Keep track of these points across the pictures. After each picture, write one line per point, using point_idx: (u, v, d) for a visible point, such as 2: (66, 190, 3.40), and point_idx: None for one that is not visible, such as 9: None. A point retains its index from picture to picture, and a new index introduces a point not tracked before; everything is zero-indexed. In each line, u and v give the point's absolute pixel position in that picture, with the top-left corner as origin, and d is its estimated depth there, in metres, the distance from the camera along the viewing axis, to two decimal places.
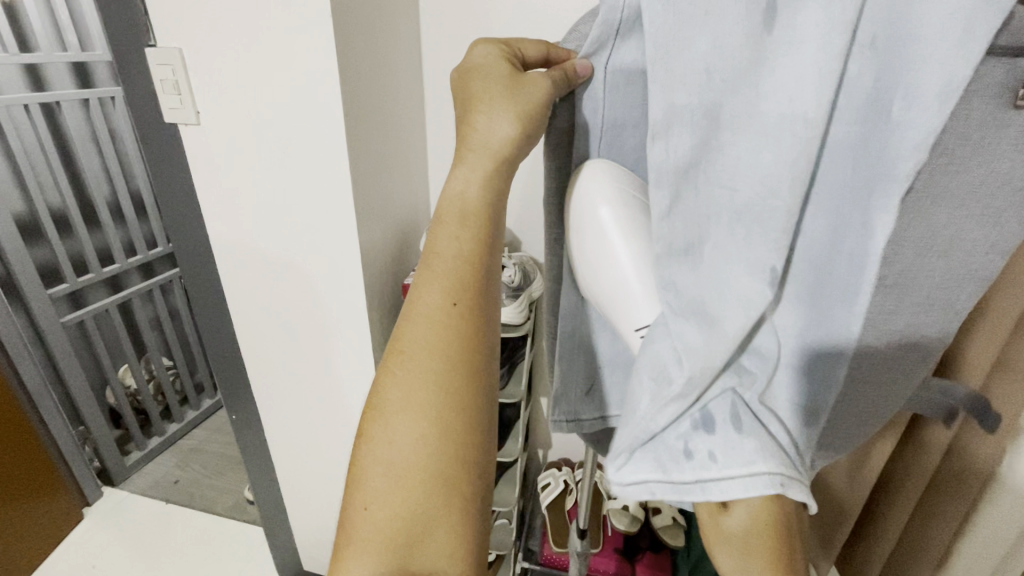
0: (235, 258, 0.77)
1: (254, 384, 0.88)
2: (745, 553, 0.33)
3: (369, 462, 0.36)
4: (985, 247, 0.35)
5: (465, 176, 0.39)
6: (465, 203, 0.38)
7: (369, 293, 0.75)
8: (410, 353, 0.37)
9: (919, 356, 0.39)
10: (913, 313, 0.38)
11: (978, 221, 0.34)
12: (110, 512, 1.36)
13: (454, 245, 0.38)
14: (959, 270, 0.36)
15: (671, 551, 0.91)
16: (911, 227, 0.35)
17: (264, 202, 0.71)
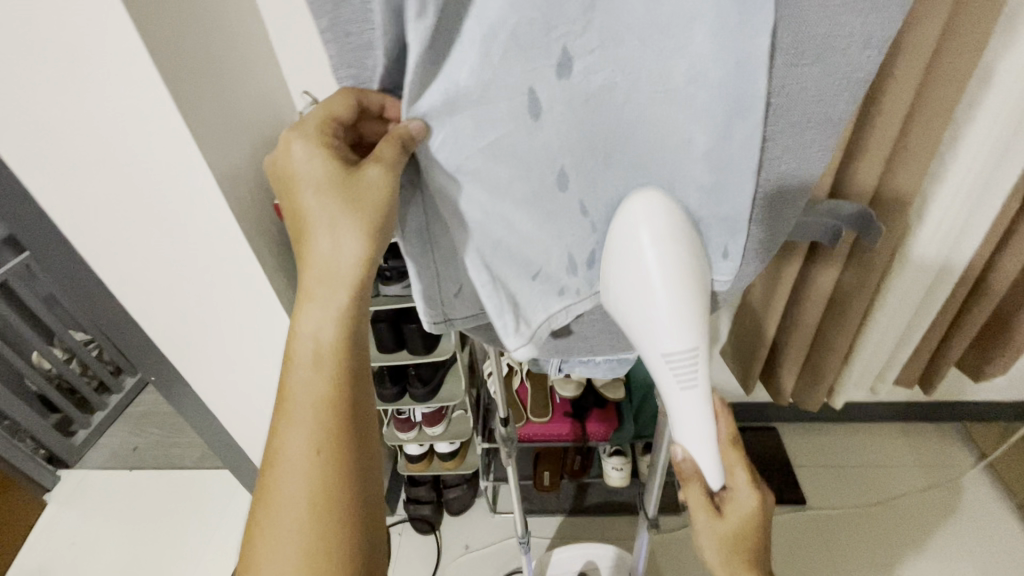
0: (78, 211, 0.67)
1: (160, 341, 0.82)
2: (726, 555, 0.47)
3: (275, 458, 0.39)
4: (862, 44, 0.30)
5: (328, 239, 0.38)
6: (327, 261, 0.38)
7: (244, 224, 0.67)
8: (293, 403, 0.38)
9: (794, 184, 0.36)
10: (794, 134, 0.34)
11: (854, 9, 0.29)
12: (75, 492, 1.34)
13: (333, 255, 0.38)
14: (835, 75, 0.31)
15: (613, 403, 0.98)
16: (782, 32, 0.30)
17: (78, 141, 0.59)
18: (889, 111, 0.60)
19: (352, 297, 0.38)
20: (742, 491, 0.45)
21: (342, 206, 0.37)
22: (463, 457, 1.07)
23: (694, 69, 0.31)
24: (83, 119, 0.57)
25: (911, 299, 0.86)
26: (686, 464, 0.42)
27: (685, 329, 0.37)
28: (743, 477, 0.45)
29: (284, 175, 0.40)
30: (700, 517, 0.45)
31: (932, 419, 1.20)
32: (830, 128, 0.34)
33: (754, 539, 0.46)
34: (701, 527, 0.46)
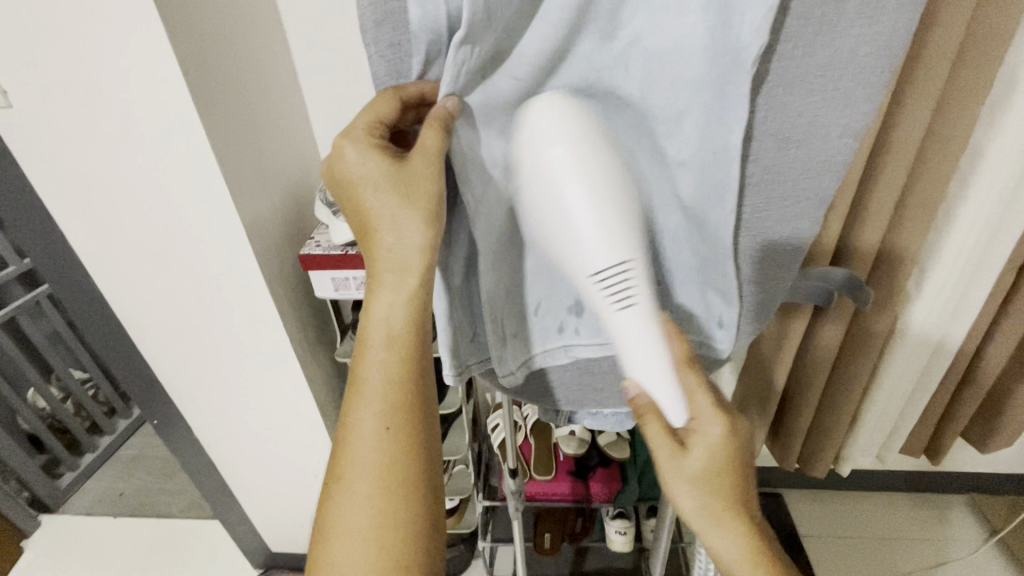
0: (109, 252, 0.69)
1: (169, 383, 0.83)
2: (697, 488, 0.42)
3: (346, 438, 0.38)
4: (840, 131, 0.34)
5: (393, 227, 0.36)
6: (397, 248, 0.36)
7: (267, 272, 0.70)
8: (365, 386, 0.37)
9: (789, 251, 0.38)
10: (783, 208, 0.37)
11: (830, 103, 0.33)
12: (54, 539, 1.29)
13: (398, 247, 0.36)
14: (819, 157, 0.35)
15: (618, 463, 0.96)
16: (769, 118, 0.34)
17: (120, 190, 0.63)
18: (887, 182, 0.65)
19: (421, 281, 0.36)
20: (706, 420, 0.40)
21: (405, 203, 0.35)
22: (462, 515, 1.04)
23: (680, 151, 0.34)
24: (130, 168, 0.61)
25: (915, 366, 0.87)
26: (641, 396, 0.38)
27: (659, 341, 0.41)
28: (706, 402, 0.39)
29: (339, 179, 0.38)
30: (661, 453, 0.41)
31: (940, 488, 1.18)
32: (818, 203, 0.37)
33: (727, 470, 0.42)
34: (663, 464, 0.42)
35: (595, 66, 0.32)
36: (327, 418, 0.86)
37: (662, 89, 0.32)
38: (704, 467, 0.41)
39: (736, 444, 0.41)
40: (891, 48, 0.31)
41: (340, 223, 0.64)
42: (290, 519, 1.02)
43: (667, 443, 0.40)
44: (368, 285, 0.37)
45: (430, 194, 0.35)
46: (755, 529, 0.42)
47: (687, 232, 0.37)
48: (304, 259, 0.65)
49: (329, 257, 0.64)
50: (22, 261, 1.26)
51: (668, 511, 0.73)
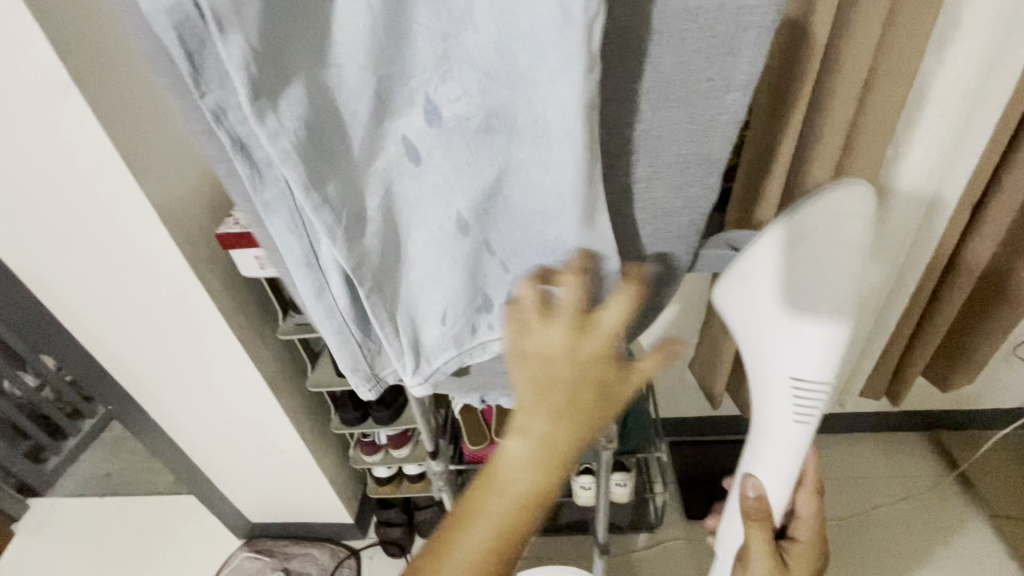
0: (22, 248, 0.66)
1: (114, 372, 0.82)
2: None
3: (465, 534, 0.36)
4: (726, 86, 0.31)
5: (551, 429, 0.35)
6: (551, 425, 0.35)
7: (189, 256, 0.67)
8: (479, 532, 0.36)
9: (685, 218, 0.37)
10: (671, 174, 0.34)
11: (711, 54, 0.29)
12: (45, 519, 1.32)
13: (554, 414, 0.35)
14: (704, 115, 0.32)
15: None
16: (640, 77, 0.30)
17: (14, 182, 0.59)
18: (834, 122, 0.62)
19: (562, 464, 0.36)
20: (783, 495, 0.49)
21: (573, 360, 0.35)
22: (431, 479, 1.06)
23: (543, 120, 0.31)
24: (17, 160, 0.57)
25: (870, 304, 0.87)
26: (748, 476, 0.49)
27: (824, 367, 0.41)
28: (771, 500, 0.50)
29: (520, 321, 0.36)
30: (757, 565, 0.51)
31: (906, 428, 1.19)
32: (709, 165, 0.34)
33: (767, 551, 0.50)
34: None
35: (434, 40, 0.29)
36: (280, 397, 0.86)
37: (518, 41, 0.28)
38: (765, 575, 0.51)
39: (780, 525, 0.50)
40: None
41: None
42: (263, 491, 1.04)
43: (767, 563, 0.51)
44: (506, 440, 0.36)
45: (602, 380, 0.36)
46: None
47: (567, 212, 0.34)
48: (223, 238, 0.62)
49: (248, 236, 0.62)
50: None
51: (601, 488, 0.70)
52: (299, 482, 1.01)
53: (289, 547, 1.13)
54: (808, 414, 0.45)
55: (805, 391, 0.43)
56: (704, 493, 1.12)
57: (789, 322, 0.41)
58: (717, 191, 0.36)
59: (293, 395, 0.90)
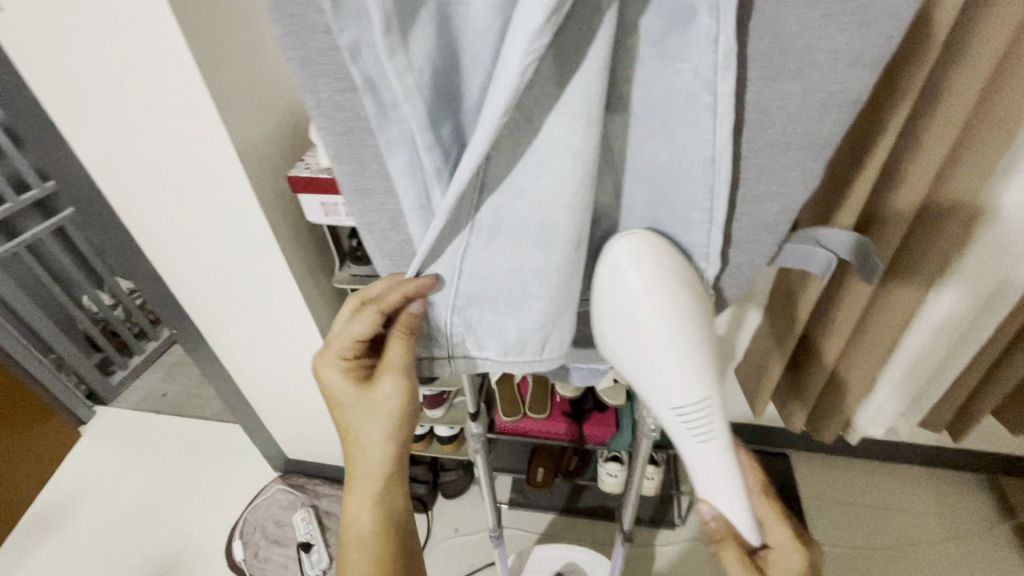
0: (111, 172, 0.70)
1: (182, 299, 0.87)
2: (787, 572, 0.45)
3: (357, 472, 0.52)
4: (849, 60, 0.28)
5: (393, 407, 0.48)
6: (390, 406, 0.48)
7: (260, 195, 0.70)
8: (364, 480, 0.51)
9: (779, 207, 0.35)
10: (772, 154, 0.32)
11: (839, 22, 0.27)
12: (107, 427, 1.44)
13: (394, 399, 0.48)
14: (818, 92, 0.30)
15: (614, 408, 0.96)
16: (754, 41, 0.29)
17: (113, 105, 0.62)
18: (938, 133, 0.56)
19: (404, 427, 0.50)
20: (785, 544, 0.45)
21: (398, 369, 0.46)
22: (460, 444, 1.08)
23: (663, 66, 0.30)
24: (117, 83, 0.60)
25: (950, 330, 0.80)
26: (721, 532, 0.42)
27: (690, 383, 0.36)
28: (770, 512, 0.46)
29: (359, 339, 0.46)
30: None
31: (961, 467, 1.12)
32: (815, 148, 0.32)
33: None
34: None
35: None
36: None
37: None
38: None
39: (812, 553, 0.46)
40: None
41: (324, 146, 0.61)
42: (302, 430, 1.10)
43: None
44: (360, 421, 0.49)
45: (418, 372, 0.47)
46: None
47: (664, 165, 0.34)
48: (292, 182, 0.64)
49: (317, 181, 0.63)
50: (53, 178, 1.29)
51: (635, 478, 0.69)
52: (336, 427, 1.06)
53: (320, 486, 1.19)
54: (702, 433, 0.37)
55: (677, 426, 0.38)
56: None
57: (635, 358, 0.37)
58: (818, 179, 0.34)
59: None
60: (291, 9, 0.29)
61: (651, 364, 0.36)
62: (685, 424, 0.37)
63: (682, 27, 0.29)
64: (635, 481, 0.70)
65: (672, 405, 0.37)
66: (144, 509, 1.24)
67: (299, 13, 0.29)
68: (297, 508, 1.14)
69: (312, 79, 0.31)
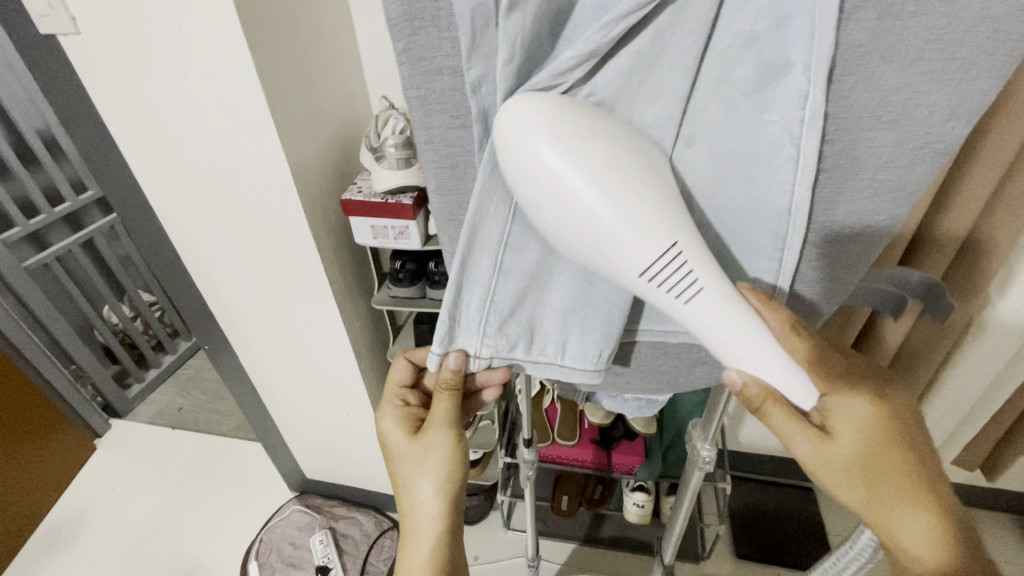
0: (166, 188, 0.71)
1: (219, 315, 0.87)
2: (863, 462, 0.39)
3: (411, 531, 0.52)
4: (944, 113, 0.29)
5: (440, 454, 0.51)
6: (438, 454, 0.51)
7: (310, 216, 0.71)
8: (416, 537, 0.51)
9: (860, 249, 0.36)
10: (858, 199, 0.33)
11: (939, 78, 0.28)
12: (122, 441, 1.43)
13: (442, 447, 0.51)
14: (912, 142, 0.31)
15: (643, 437, 0.95)
16: (856, 94, 0.30)
17: (177, 125, 0.64)
18: (983, 171, 0.58)
19: (454, 479, 0.52)
20: (835, 394, 0.38)
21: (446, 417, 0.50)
22: (484, 468, 1.07)
23: (757, 114, 0.31)
24: (185, 104, 0.62)
25: (988, 364, 0.81)
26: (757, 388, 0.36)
27: (646, 240, 0.30)
28: (821, 374, 0.37)
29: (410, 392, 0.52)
30: (801, 445, 0.38)
31: (988, 506, 1.10)
32: (903, 194, 0.33)
33: (891, 444, 0.39)
34: (808, 458, 0.39)
35: (680, 40, 0.29)
36: (361, 364, 0.89)
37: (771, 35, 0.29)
38: (857, 450, 0.39)
39: (879, 405, 0.39)
40: None
41: (382, 171, 0.63)
42: (325, 450, 1.09)
43: (803, 430, 0.38)
44: (411, 473, 0.51)
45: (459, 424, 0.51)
46: (943, 506, 0.39)
47: (747, 208, 0.34)
48: (349, 204, 0.65)
49: (372, 205, 0.64)
50: (88, 191, 1.32)
51: (680, 510, 0.68)
52: (360, 447, 1.05)
53: (338, 508, 1.17)
54: (686, 291, 0.32)
55: (650, 290, 0.32)
56: (757, 534, 1.08)
57: (571, 231, 0.30)
58: (901, 223, 0.35)
59: (373, 363, 0.93)
60: (411, 52, 0.31)
61: (604, 235, 0.30)
62: (663, 287, 0.32)
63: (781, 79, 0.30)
64: (678, 513, 0.69)
65: (637, 267, 0.31)
66: (158, 525, 1.23)
67: (427, 58, 0.31)
68: (315, 530, 1.13)
69: (428, 117, 0.33)
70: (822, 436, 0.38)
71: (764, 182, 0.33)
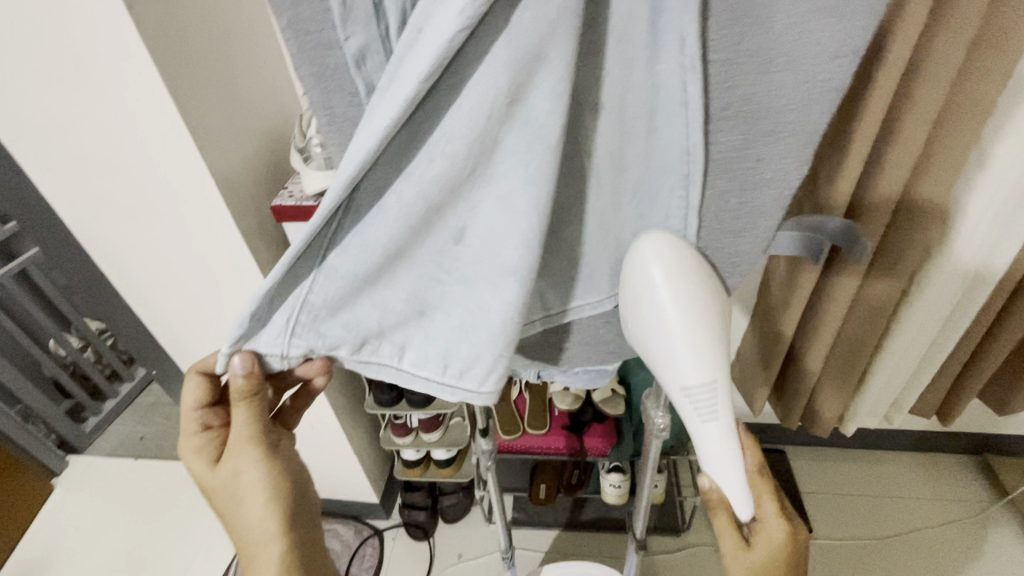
0: (82, 209, 0.67)
1: (161, 337, 0.83)
2: (761, 572, 0.40)
3: (248, 555, 0.47)
4: (832, 51, 0.29)
5: (250, 469, 0.47)
6: (245, 478, 0.47)
7: (241, 225, 0.67)
8: (256, 557, 0.47)
9: (775, 198, 0.35)
10: (764, 143, 0.33)
11: (823, 15, 0.28)
12: (82, 478, 1.37)
13: (246, 464, 0.47)
14: (807, 82, 0.30)
15: (613, 419, 0.94)
16: (748, 38, 0.30)
17: (79, 140, 0.59)
18: (912, 126, 0.58)
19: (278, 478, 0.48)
20: (772, 525, 0.40)
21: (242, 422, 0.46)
22: (459, 465, 1.05)
23: (653, 65, 0.31)
24: (84, 117, 0.57)
25: (937, 317, 0.82)
26: (712, 492, 0.39)
27: (687, 313, 0.35)
28: (772, 507, 0.41)
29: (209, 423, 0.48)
30: (726, 546, 0.41)
31: (947, 448, 1.15)
32: (807, 137, 0.33)
33: (783, 573, 0.41)
34: (729, 560, 0.41)
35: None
36: None
37: None
38: (768, 565, 0.40)
39: (797, 547, 0.41)
40: None
41: (311, 173, 0.59)
42: None
43: (732, 532, 0.40)
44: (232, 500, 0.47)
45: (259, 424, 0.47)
46: None
47: (657, 159, 0.35)
48: (277, 208, 0.62)
49: (305, 208, 0.61)
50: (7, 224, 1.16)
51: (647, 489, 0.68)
52: (329, 459, 1.02)
53: None
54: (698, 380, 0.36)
55: (682, 404, 0.37)
56: None
57: (650, 350, 0.37)
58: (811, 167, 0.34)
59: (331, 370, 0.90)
60: (287, 31, 0.29)
61: (666, 355, 0.36)
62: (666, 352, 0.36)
63: (666, 32, 0.30)
64: (646, 491, 0.69)
65: (682, 382, 0.36)
66: (132, 558, 1.18)
67: (310, 35, 0.29)
68: None
69: (324, 98, 0.31)
70: (740, 542, 0.40)
71: (671, 129, 0.33)
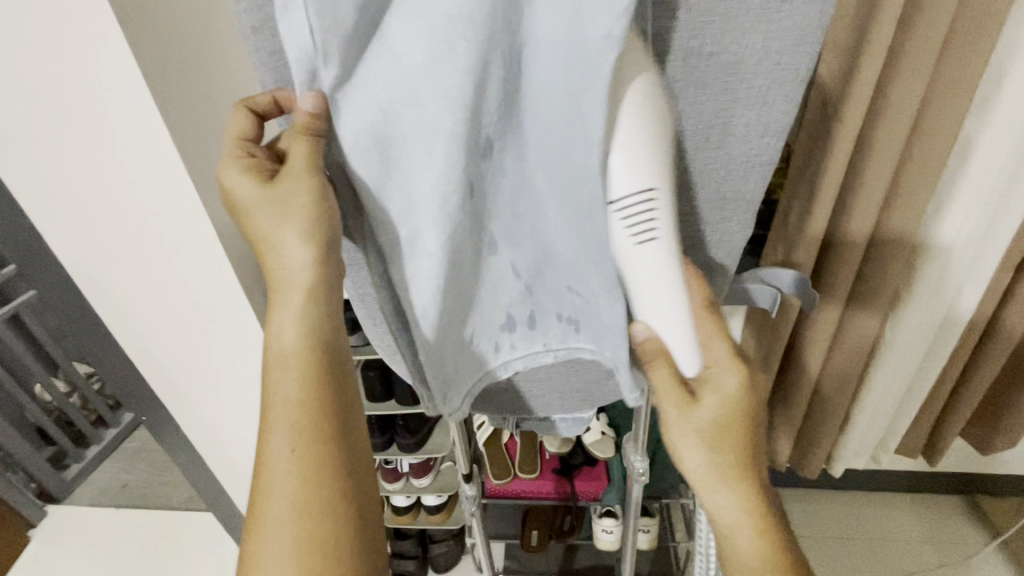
0: (85, 258, 0.70)
1: (154, 382, 0.84)
2: (715, 435, 0.41)
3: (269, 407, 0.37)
4: (758, 131, 0.34)
5: (282, 319, 0.38)
6: (283, 346, 0.38)
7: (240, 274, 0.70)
8: (276, 416, 0.37)
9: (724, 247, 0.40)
10: (709, 205, 0.38)
11: (748, 102, 0.33)
12: (60, 528, 1.32)
13: (285, 263, 0.37)
14: (740, 156, 0.36)
15: (604, 462, 0.94)
16: (685, 120, 0.34)
17: (88, 196, 0.63)
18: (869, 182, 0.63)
19: (315, 295, 0.38)
20: (723, 371, 0.40)
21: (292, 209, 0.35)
22: (449, 510, 1.04)
23: None
24: (94, 175, 0.61)
25: (910, 357, 0.85)
26: (651, 343, 0.38)
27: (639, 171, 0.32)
28: (723, 349, 0.40)
29: (230, 199, 0.38)
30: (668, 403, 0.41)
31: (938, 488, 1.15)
32: (745, 199, 0.37)
33: (741, 425, 0.42)
34: (677, 417, 0.41)
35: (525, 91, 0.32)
36: None
37: None
38: (718, 418, 0.41)
39: (753, 396, 0.41)
40: (805, 45, 0.31)
41: None
42: None
43: (675, 389, 0.40)
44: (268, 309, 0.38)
45: (311, 200, 0.35)
46: (759, 489, 0.42)
47: None
48: None
49: None
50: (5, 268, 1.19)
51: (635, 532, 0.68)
52: None
53: None
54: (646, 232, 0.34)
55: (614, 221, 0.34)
56: None
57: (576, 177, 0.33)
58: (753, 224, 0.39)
59: None
60: None
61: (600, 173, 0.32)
62: (623, 222, 0.34)
63: None
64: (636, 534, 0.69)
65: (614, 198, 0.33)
66: None
67: None
68: None
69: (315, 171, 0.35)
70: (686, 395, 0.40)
71: None
